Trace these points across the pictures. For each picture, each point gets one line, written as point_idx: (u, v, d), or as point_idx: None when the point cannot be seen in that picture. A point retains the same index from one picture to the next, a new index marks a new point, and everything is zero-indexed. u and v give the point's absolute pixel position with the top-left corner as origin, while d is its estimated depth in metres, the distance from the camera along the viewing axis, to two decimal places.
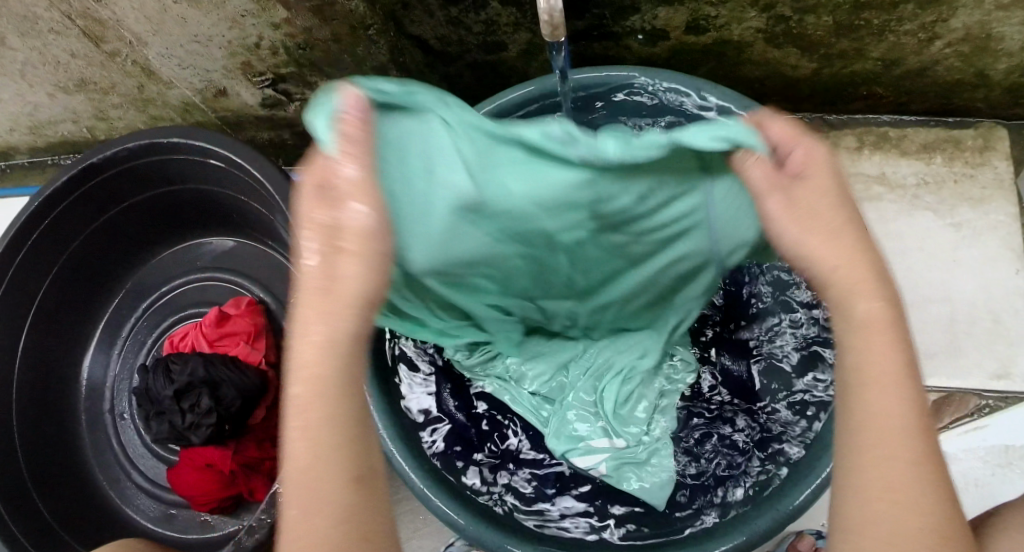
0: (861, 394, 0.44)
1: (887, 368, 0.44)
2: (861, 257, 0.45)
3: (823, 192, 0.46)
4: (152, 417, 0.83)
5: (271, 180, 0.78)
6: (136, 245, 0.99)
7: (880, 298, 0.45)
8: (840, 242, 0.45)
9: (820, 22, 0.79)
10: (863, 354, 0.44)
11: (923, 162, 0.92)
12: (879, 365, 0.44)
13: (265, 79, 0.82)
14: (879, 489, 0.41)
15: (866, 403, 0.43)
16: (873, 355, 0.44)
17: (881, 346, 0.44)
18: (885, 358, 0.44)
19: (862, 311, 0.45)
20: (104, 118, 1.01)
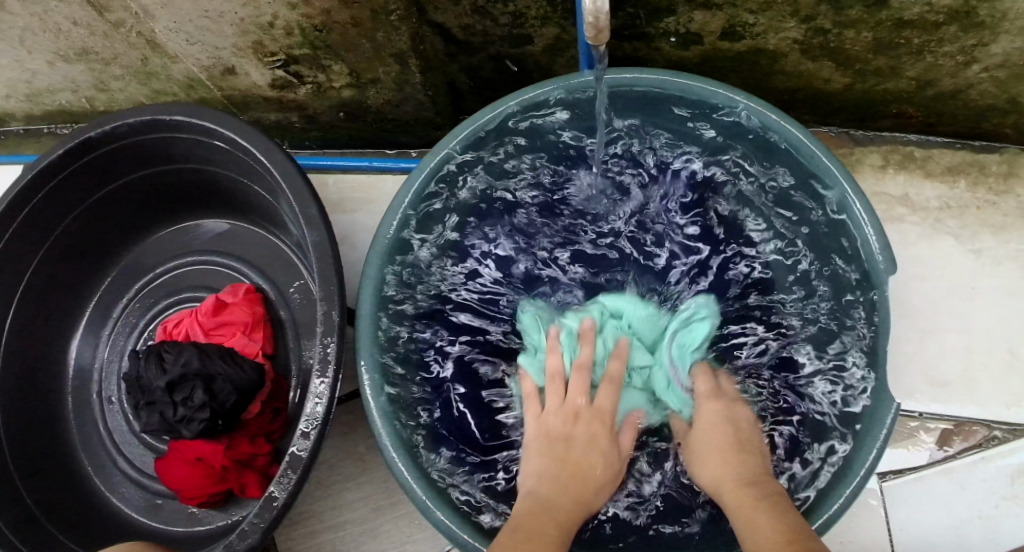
0: (738, 523, 0.59)
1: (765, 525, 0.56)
2: (754, 496, 0.61)
3: (754, 476, 0.64)
4: (142, 407, 0.79)
5: (278, 166, 0.75)
6: (132, 225, 0.95)
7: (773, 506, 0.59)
8: (738, 500, 0.61)
9: (858, 37, 0.77)
10: (739, 501, 0.61)
11: (948, 186, 0.89)
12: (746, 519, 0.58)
13: (277, 60, 0.78)
14: None
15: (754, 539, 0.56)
16: (756, 521, 0.57)
17: (755, 523, 0.57)
18: (756, 517, 0.58)
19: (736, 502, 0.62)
20: (103, 89, 0.96)
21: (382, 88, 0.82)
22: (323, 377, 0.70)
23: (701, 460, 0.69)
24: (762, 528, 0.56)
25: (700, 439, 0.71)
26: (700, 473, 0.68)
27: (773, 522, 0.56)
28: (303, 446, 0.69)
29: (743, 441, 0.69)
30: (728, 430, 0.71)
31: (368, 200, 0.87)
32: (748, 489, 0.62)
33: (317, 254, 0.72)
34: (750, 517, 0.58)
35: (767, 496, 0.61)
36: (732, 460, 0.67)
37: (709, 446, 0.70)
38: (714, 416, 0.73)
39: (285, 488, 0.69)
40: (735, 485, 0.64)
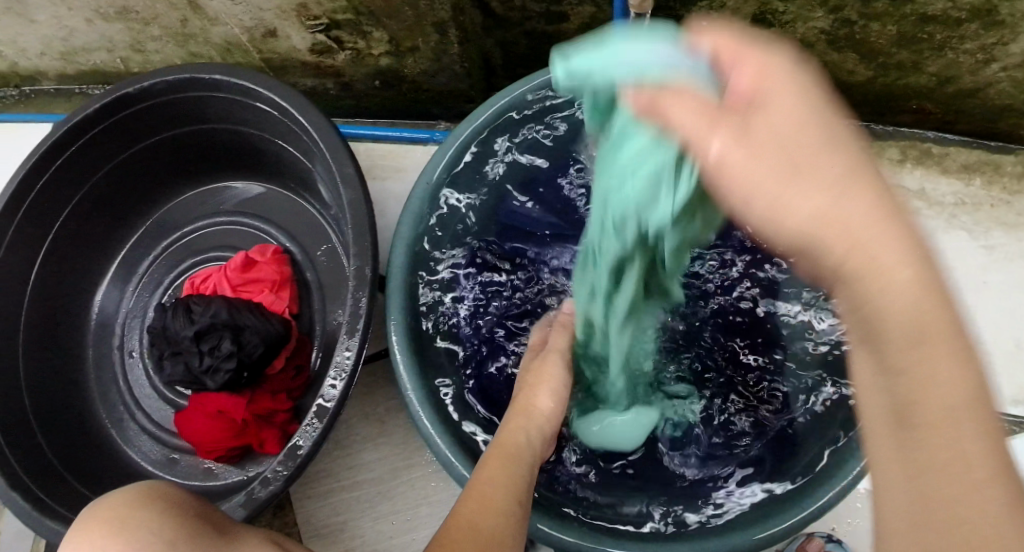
0: (898, 375, 0.39)
1: (943, 383, 0.37)
2: (934, 314, 0.39)
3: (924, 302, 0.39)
4: (167, 357, 0.81)
5: (316, 126, 0.76)
6: (161, 183, 0.96)
7: (960, 356, 0.38)
8: (917, 279, 0.39)
9: (884, 30, 0.80)
10: (897, 396, 0.39)
11: (963, 183, 0.91)
12: (922, 376, 0.38)
13: (319, 24, 0.80)
14: (939, 448, 0.37)
15: (926, 413, 0.37)
16: (929, 377, 0.38)
17: (932, 356, 0.38)
18: (931, 364, 0.38)
19: (898, 353, 0.39)
20: (140, 50, 0.98)
21: (420, 57, 0.84)
22: (353, 331, 0.71)
23: (778, 193, 0.43)
24: (941, 388, 0.37)
25: (786, 160, 0.43)
26: (803, 201, 0.42)
27: (948, 366, 0.38)
28: (329, 396, 0.71)
29: (885, 217, 0.41)
30: (813, 130, 0.43)
31: (398, 169, 0.89)
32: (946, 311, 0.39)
33: (352, 212, 0.73)
34: (945, 433, 0.37)
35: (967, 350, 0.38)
36: (854, 230, 0.41)
37: (778, 119, 0.43)
38: (789, 114, 0.43)
39: (309, 438, 0.71)
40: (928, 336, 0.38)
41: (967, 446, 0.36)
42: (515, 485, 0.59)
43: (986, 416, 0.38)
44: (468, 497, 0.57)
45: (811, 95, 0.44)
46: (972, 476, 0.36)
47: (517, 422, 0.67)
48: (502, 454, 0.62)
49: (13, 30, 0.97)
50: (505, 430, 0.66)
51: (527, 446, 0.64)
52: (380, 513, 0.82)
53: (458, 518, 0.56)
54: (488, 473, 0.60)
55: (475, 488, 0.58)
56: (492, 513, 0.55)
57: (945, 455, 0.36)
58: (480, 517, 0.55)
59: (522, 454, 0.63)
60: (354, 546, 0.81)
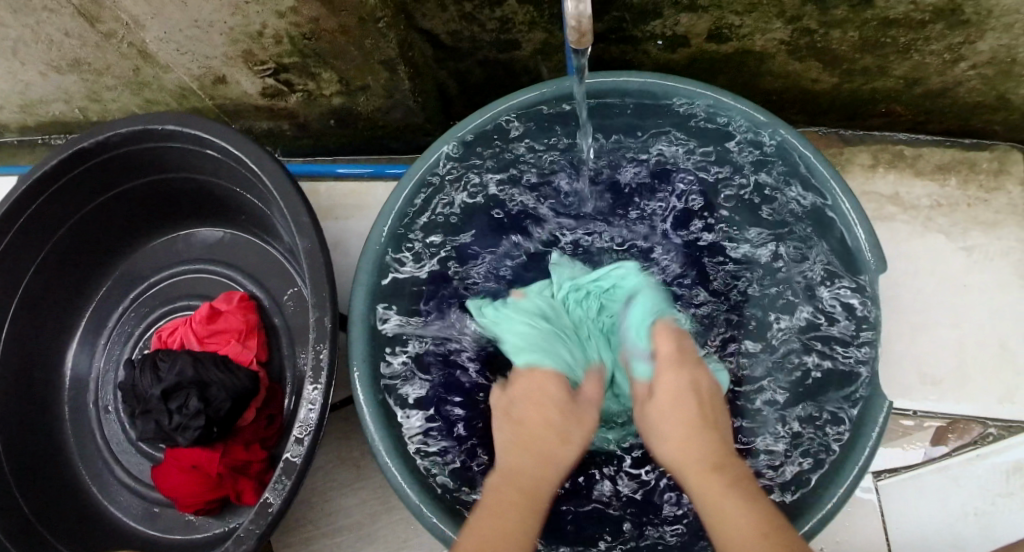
0: (696, 489, 0.53)
1: (701, 474, 0.53)
2: (688, 429, 0.57)
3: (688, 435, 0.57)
4: (137, 415, 0.80)
5: (269, 175, 0.75)
6: (126, 234, 0.96)
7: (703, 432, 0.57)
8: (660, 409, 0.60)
9: (845, 37, 0.77)
10: (694, 482, 0.53)
11: (938, 184, 0.89)
12: (691, 467, 0.54)
13: (267, 69, 0.79)
14: (715, 509, 0.50)
15: (705, 497, 0.51)
16: (701, 487, 0.52)
17: (691, 440, 0.56)
18: (720, 491, 0.51)
19: (709, 443, 0.56)
20: (96, 99, 0.97)
21: (372, 95, 0.82)
22: (316, 384, 0.70)
23: (669, 441, 0.58)
24: (742, 522, 0.48)
25: (660, 419, 0.60)
26: (655, 431, 0.60)
27: (694, 460, 0.55)
28: (297, 452, 0.70)
29: (689, 380, 0.62)
30: (668, 355, 0.65)
31: (358, 207, 0.87)
32: (694, 431, 0.57)
33: (308, 260, 0.72)
34: (713, 496, 0.51)
35: (716, 454, 0.55)
36: (682, 431, 0.57)
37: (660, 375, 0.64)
38: (668, 400, 0.60)
39: (280, 494, 0.70)
40: (698, 473, 0.53)
41: (741, 515, 0.48)
42: None
43: (769, 513, 0.49)
44: None
45: (691, 359, 0.65)
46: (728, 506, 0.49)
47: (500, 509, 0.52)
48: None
49: None
50: (484, 509, 0.52)
51: (517, 533, 0.50)
52: None
53: None
54: None
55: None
56: None
57: (728, 535, 0.48)
58: None
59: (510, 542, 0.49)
60: None
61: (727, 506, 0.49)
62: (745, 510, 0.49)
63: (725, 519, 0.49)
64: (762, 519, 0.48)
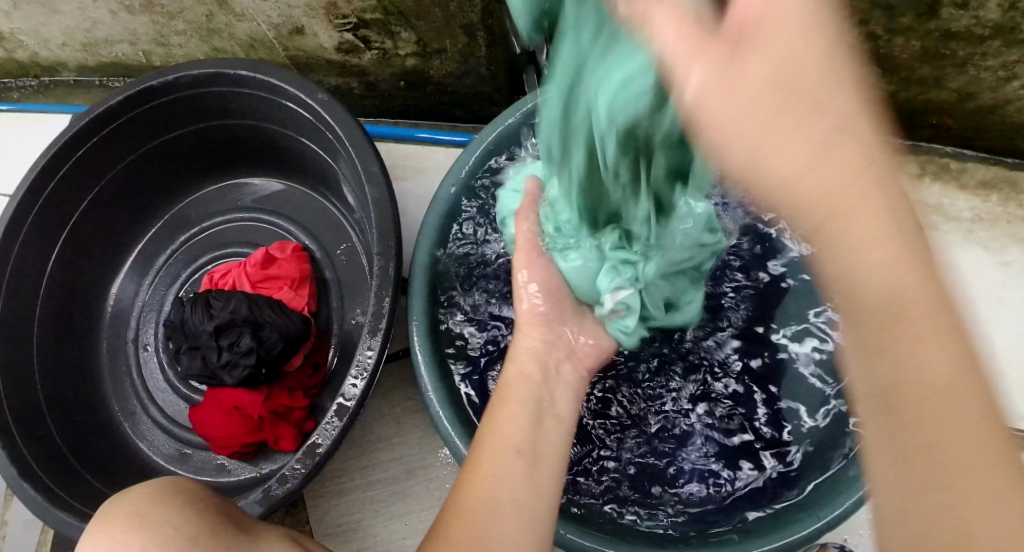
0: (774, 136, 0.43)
1: (861, 226, 0.40)
2: (842, 186, 0.41)
3: (820, 191, 0.42)
4: (184, 351, 0.81)
5: (342, 125, 0.76)
6: (181, 177, 0.96)
7: (867, 214, 0.40)
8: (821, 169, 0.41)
9: (907, 45, 0.80)
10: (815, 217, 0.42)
11: (980, 199, 0.92)
12: (846, 210, 0.40)
13: (347, 23, 0.80)
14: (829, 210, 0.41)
15: (838, 227, 0.41)
16: (852, 221, 0.40)
17: (852, 203, 0.40)
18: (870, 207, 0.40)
19: (871, 255, 0.40)
20: (163, 44, 0.98)
21: (446, 59, 0.84)
22: (376, 330, 0.71)
23: (755, 142, 0.44)
24: (946, 365, 0.37)
25: (764, 126, 0.43)
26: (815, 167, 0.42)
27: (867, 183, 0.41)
28: (351, 395, 0.70)
29: (836, 209, 0.41)
30: (825, 67, 0.42)
31: (420, 169, 0.89)
32: (881, 242, 0.39)
33: (376, 210, 0.73)
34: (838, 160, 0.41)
35: (884, 235, 0.39)
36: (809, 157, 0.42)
37: (766, 61, 0.43)
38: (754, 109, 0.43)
39: (329, 436, 0.70)
40: (837, 203, 0.41)
41: (878, 225, 0.40)
42: (517, 433, 0.56)
43: (906, 231, 0.40)
44: (466, 468, 0.55)
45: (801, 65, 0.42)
46: (858, 227, 0.40)
47: (518, 360, 0.64)
48: (502, 403, 0.60)
49: (37, 20, 0.97)
50: (506, 375, 0.63)
51: (529, 382, 0.62)
52: (393, 513, 0.82)
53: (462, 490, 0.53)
54: (489, 429, 0.57)
55: (477, 453, 0.56)
56: (490, 477, 0.53)
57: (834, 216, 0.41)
58: (477, 489, 0.52)
59: (521, 394, 0.60)
60: (366, 545, 0.81)
61: (885, 268, 0.39)
62: (956, 365, 0.37)
63: (851, 269, 0.41)
64: (902, 250, 0.39)
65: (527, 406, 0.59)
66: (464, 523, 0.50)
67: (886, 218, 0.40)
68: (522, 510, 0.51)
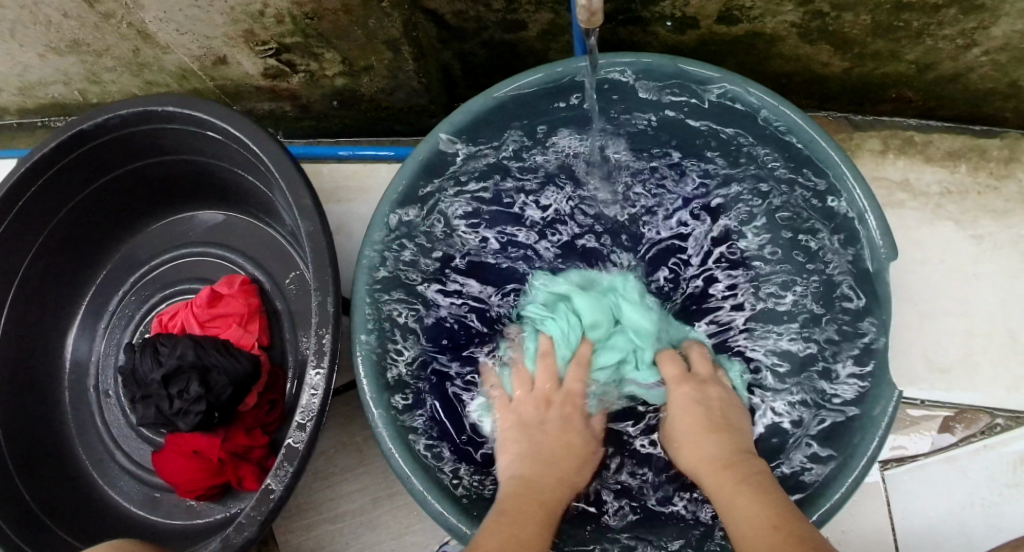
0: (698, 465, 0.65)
1: (729, 496, 0.57)
2: (748, 507, 0.55)
3: (688, 410, 0.70)
4: (138, 400, 0.79)
5: (271, 157, 0.74)
6: (128, 217, 0.95)
7: (752, 498, 0.56)
8: (731, 497, 0.57)
9: (857, 20, 0.76)
10: (705, 436, 0.67)
11: (948, 171, 0.88)
12: (730, 511, 0.56)
13: (268, 49, 0.77)
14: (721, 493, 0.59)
15: (728, 514, 0.56)
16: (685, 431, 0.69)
17: (687, 411, 0.70)
18: (725, 490, 0.59)
19: (741, 509, 0.55)
20: (95, 81, 0.96)
21: (375, 76, 0.81)
22: (318, 368, 0.69)
23: (693, 461, 0.66)
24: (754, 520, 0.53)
25: (689, 442, 0.68)
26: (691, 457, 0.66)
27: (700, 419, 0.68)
28: (299, 438, 0.69)
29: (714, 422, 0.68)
30: (694, 399, 0.71)
31: (362, 190, 0.86)
32: (727, 470, 0.61)
33: (311, 244, 0.71)
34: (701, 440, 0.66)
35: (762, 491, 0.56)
36: (701, 425, 0.68)
37: (689, 397, 0.71)
38: (685, 406, 0.71)
39: (282, 481, 0.69)
40: (711, 470, 0.62)
41: (758, 510, 0.54)
42: (536, 529, 0.58)
43: (782, 513, 0.53)
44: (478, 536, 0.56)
45: (698, 402, 0.70)
46: (745, 512, 0.54)
47: (545, 463, 0.68)
48: (521, 494, 0.62)
49: None
50: (528, 469, 0.67)
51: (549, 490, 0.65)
52: (362, 544, 0.81)
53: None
54: (505, 512, 0.59)
55: (490, 528, 0.57)
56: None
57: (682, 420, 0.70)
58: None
59: (543, 496, 0.63)
60: None
61: (746, 510, 0.54)
62: (754, 506, 0.54)
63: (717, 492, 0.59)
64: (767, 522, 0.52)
65: (549, 508, 0.62)
66: None
67: (765, 505, 0.54)
68: None
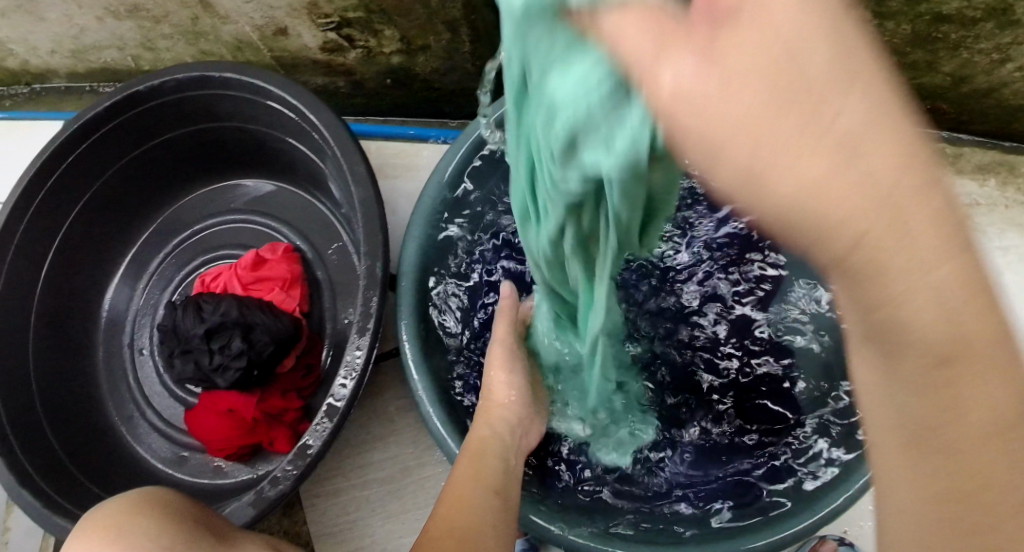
0: (860, 278, 0.31)
1: (953, 373, 0.33)
2: (965, 386, 0.33)
3: (797, 138, 0.30)
4: (177, 355, 0.81)
5: (328, 126, 0.76)
6: (172, 181, 0.97)
7: (978, 378, 0.32)
8: (954, 346, 0.32)
9: (898, 30, 0.79)
10: (811, 174, 0.30)
11: (977, 184, 0.91)
12: (948, 403, 0.33)
13: (330, 22, 0.79)
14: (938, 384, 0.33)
15: (950, 396, 0.33)
16: (809, 175, 0.30)
17: (801, 150, 0.30)
18: (935, 338, 0.32)
19: (967, 400, 0.33)
20: (150, 47, 0.98)
21: (431, 56, 0.83)
22: (363, 330, 0.71)
23: (783, 161, 0.30)
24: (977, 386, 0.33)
25: (805, 201, 0.30)
26: (807, 172, 0.30)
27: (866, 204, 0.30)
28: (340, 396, 0.71)
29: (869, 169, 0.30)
30: (831, 79, 0.30)
31: (409, 166, 0.88)
32: (959, 292, 0.31)
33: (363, 211, 0.73)
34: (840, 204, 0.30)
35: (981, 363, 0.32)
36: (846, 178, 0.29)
37: (794, 124, 0.30)
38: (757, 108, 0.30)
39: (319, 437, 0.71)
40: (890, 217, 0.30)
41: (980, 393, 0.33)
42: (487, 477, 0.62)
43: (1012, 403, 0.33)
44: (444, 499, 0.60)
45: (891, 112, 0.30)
46: (962, 400, 0.33)
47: (485, 413, 0.69)
48: (471, 454, 0.64)
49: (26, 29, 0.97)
50: (476, 424, 0.68)
51: (498, 438, 0.66)
52: (389, 512, 0.82)
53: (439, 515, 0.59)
54: (460, 473, 0.62)
55: (449, 496, 0.60)
56: (467, 510, 0.58)
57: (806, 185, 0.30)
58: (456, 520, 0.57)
59: (491, 445, 0.65)
60: (363, 545, 0.81)
61: (969, 396, 0.33)
62: (987, 393, 0.33)
63: (938, 383, 0.33)
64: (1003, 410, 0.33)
65: (495, 459, 0.64)
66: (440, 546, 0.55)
67: (990, 375, 0.33)
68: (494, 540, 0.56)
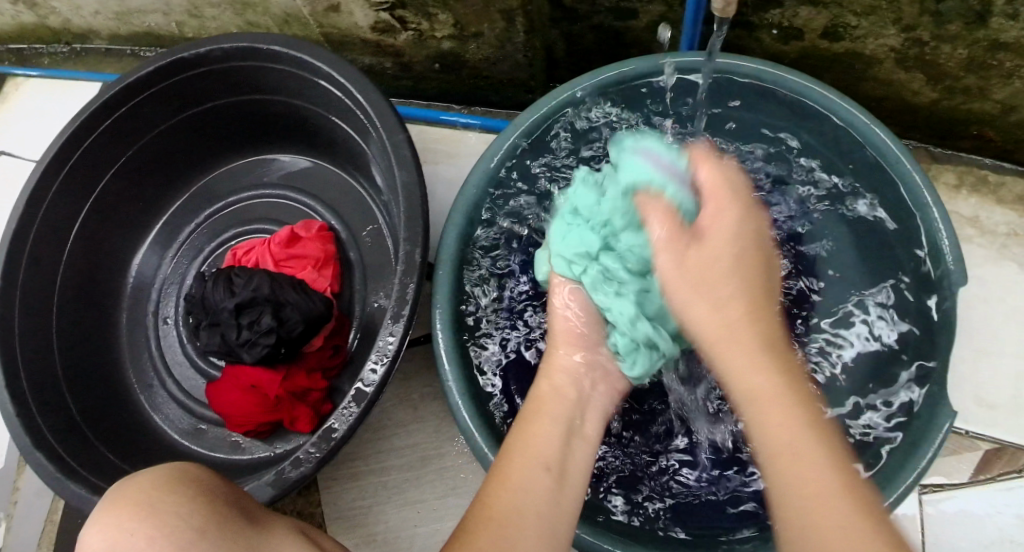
0: (729, 355, 0.50)
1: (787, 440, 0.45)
2: (804, 447, 0.45)
3: (705, 266, 0.54)
4: (204, 327, 0.81)
5: (376, 107, 0.75)
6: (209, 151, 0.96)
7: (819, 462, 0.44)
8: (772, 392, 0.47)
9: (953, 54, 0.78)
10: (739, 334, 0.51)
11: (1018, 214, 0.90)
12: (785, 438, 0.45)
13: (385, 2, 0.79)
14: (775, 415, 0.47)
15: (775, 432, 0.46)
16: (732, 350, 0.50)
17: (743, 339, 0.50)
18: (789, 426, 0.46)
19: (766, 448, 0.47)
20: (196, 15, 0.97)
21: (483, 44, 0.82)
22: (398, 316, 0.71)
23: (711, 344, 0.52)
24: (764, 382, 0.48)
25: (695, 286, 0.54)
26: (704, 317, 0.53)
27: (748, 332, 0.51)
28: (369, 381, 0.70)
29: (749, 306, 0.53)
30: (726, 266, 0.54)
31: (451, 153, 0.87)
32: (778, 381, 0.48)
33: (405, 194, 0.72)
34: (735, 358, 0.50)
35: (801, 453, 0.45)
36: (740, 307, 0.52)
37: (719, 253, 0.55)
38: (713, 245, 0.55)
39: (345, 422, 0.70)
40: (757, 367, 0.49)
41: (848, 524, 0.41)
42: (547, 445, 0.57)
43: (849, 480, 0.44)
44: (495, 471, 0.55)
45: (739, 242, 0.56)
46: (815, 475, 0.44)
47: (548, 375, 0.64)
48: (531, 419, 0.59)
49: None
50: (539, 385, 0.63)
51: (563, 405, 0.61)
52: (406, 499, 0.81)
53: (489, 491, 0.54)
54: (517, 439, 0.57)
55: (500, 465, 0.56)
56: (523, 483, 0.53)
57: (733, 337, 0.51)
58: (513, 492, 0.53)
59: (555, 411, 0.60)
60: (376, 531, 0.81)
61: (811, 475, 0.44)
62: (822, 467, 0.44)
63: (785, 440, 0.46)
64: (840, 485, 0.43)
65: (556, 425, 0.59)
66: (493, 519, 0.51)
67: (850, 501, 0.42)
68: (543, 522, 0.51)
